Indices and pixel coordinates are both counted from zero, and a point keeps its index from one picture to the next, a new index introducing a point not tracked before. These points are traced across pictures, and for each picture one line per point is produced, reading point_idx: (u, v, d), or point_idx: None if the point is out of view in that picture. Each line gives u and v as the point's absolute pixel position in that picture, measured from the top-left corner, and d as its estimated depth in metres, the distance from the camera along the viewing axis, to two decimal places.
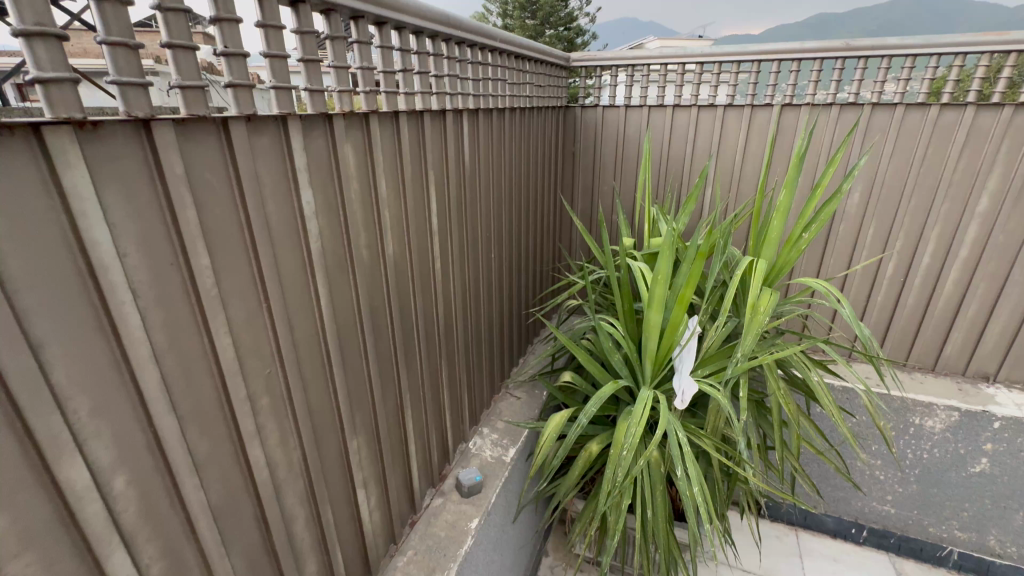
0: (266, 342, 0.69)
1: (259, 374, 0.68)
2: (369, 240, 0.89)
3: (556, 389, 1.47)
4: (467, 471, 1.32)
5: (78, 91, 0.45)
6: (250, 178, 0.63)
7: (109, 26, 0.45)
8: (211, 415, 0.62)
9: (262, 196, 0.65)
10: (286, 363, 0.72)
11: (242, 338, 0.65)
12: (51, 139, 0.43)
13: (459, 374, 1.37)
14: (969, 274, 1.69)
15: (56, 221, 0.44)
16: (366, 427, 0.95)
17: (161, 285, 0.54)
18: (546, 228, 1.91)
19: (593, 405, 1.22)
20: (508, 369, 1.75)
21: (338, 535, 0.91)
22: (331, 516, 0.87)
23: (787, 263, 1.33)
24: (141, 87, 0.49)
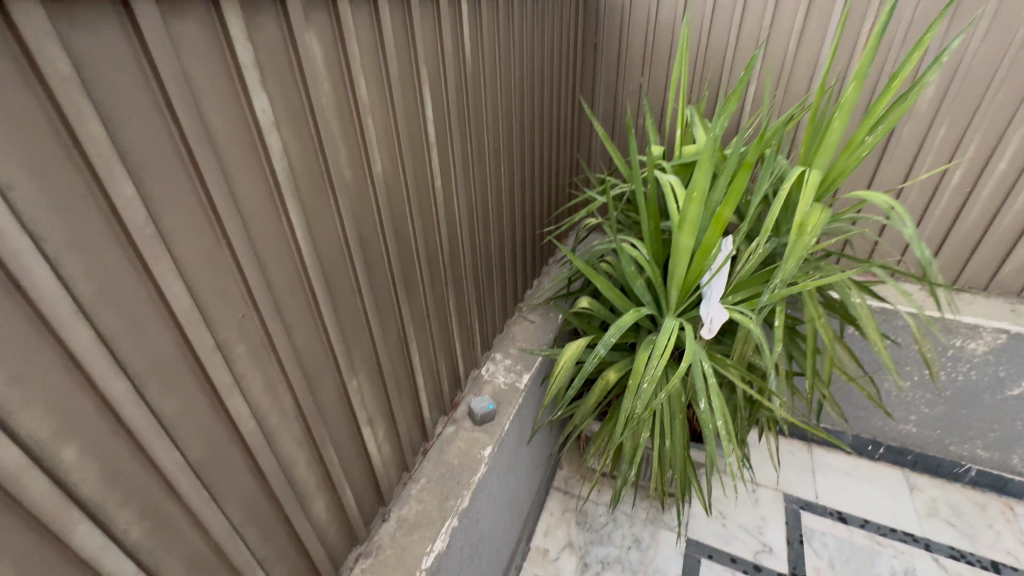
0: (232, 283, 0.59)
1: (228, 321, 0.59)
2: (350, 156, 0.75)
3: (573, 315, 1.38)
4: (479, 400, 1.28)
5: None
6: (177, 79, 0.48)
7: None
8: (174, 371, 0.54)
9: (199, 103, 0.51)
10: (260, 306, 0.63)
11: (199, 282, 0.55)
12: None
13: (468, 302, 1.28)
14: None
15: None
16: (366, 365, 0.88)
17: (71, 223, 0.43)
18: (563, 137, 1.70)
19: (613, 333, 1.12)
20: (521, 292, 1.66)
21: (345, 471, 0.88)
22: (334, 455, 0.83)
23: (843, 173, 1.14)
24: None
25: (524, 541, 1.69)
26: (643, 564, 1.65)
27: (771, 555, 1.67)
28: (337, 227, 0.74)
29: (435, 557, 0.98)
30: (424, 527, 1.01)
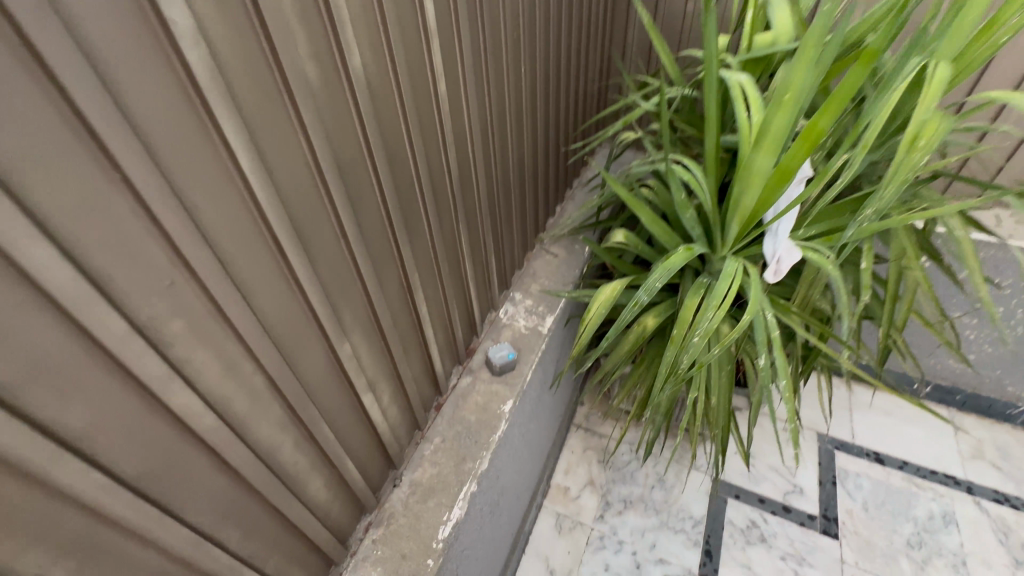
0: (142, 239, 0.41)
1: (147, 292, 0.42)
2: (311, 48, 0.52)
3: (605, 250, 1.18)
4: (498, 348, 1.13)
5: None
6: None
7: None
8: (70, 368, 0.38)
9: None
10: (195, 268, 0.45)
11: (81, 241, 0.37)
12: None
13: (483, 237, 1.09)
14: None
15: None
16: (361, 325, 0.72)
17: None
18: (594, 28, 1.38)
19: (661, 276, 0.93)
20: (543, 221, 1.45)
21: (345, 444, 0.76)
22: (330, 432, 0.70)
23: (972, 67, 0.87)
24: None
25: (544, 480, 1.64)
26: (667, 504, 1.60)
27: (801, 496, 1.60)
28: (298, 149, 0.54)
29: (453, 525, 0.88)
30: (440, 494, 0.91)
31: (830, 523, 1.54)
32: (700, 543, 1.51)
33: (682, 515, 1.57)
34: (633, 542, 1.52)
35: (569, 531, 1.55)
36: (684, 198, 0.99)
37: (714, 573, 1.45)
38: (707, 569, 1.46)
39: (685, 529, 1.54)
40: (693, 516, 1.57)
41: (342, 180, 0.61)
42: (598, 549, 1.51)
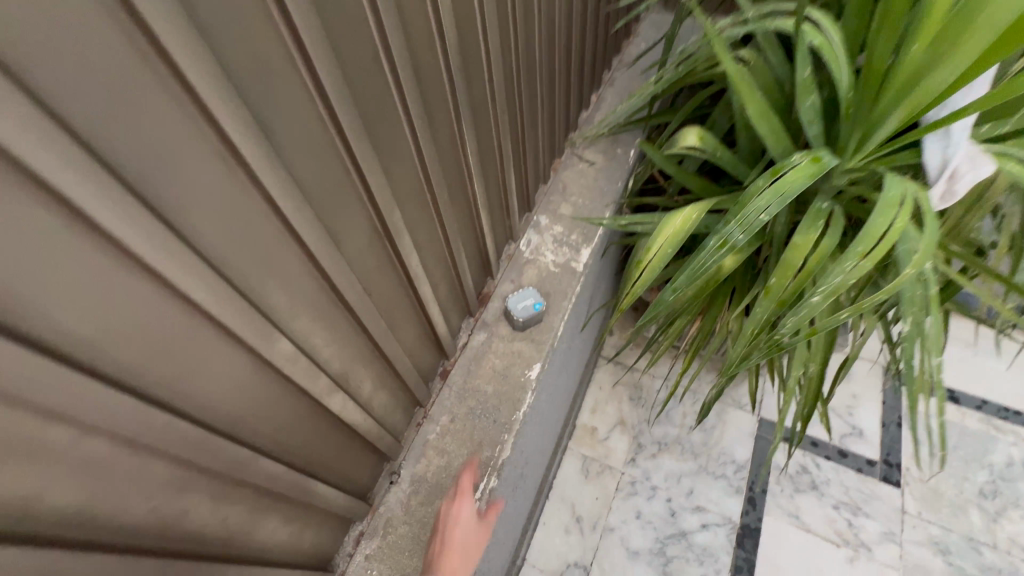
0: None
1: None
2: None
3: (666, 157, 0.85)
4: (521, 296, 0.86)
5: None
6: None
7: None
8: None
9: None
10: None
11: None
12: None
13: (496, 143, 0.76)
14: None
15: None
16: (297, 302, 0.45)
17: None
18: None
19: (773, 203, 0.61)
20: (573, 116, 1.08)
21: (301, 463, 0.52)
22: (267, 463, 0.46)
23: None
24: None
25: (569, 421, 1.46)
26: (707, 447, 1.43)
27: (860, 439, 1.41)
28: None
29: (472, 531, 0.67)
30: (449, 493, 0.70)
31: (892, 469, 1.36)
32: (742, 490, 1.36)
33: (723, 460, 1.41)
34: (667, 488, 1.38)
35: (597, 475, 1.41)
36: (806, 75, 0.64)
37: (757, 522, 1.32)
38: (750, 518, 1.33)
39: (726, 475, 1.39)
40: (736, 460, 1.41)
41: (196, 48, 0.30)
42: (629, 495, 1.38)
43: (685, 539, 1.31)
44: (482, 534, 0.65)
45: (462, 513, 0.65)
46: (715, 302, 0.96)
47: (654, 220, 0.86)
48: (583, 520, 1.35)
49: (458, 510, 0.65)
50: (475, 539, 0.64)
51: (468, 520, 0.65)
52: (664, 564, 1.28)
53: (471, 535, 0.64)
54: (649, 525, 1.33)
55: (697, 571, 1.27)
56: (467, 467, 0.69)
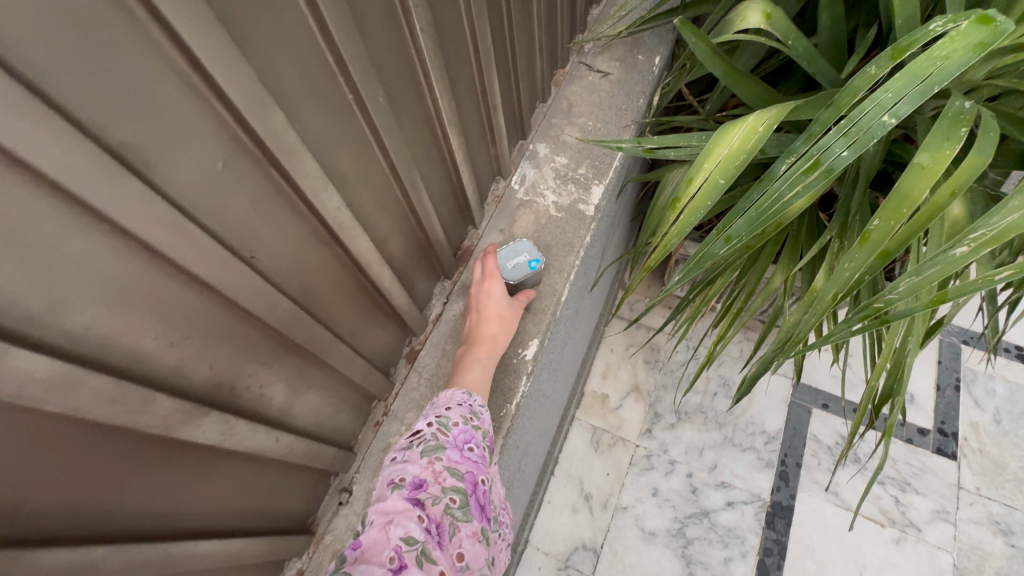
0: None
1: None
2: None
3: (712, 53, 0.60)
4: (511, 250, 0.63)
5: None
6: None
7: None
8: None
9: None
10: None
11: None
12: None
13: (468, 29, 0.52)
14: None
15: None
16: (55, 285, 0.23)
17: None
18: None
19: (912, 94, 0.38)
20: (579, 10, 0.82)
21: (147, 522, 0.33)
22: (48, 552, 0.26)
23: None
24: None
25: (576, 389, 1.29)
26: (733, 416, 1.26)
27: (911, 405, 1.23)
28: None
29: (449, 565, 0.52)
30: None
31: (946, 440, 1.19)
32: (773, 465, 1.20)
33: (752, 430, 1.24)
34: (688, 462, 1.22)
35: (609, 449, 1.25)
36: None
37: (790, 499, 1.17)
38: (782, 495, 1.17)
39: (755, 448, 1.22)
40: (766, 431, 1.24)
41: None
42: (644, 470, 1.22)
43: (707, 519, 1.16)
44: (517, 307, 0.61)
45: (492, 289, 0.61)
46: (763, 251, 0.74)
47: (693, 142, 0.63)
48: (592, 498, 1.20)
49: (487, 287, 0.61)
50: (511, 309, 0.60)
51: (500, 294, 0.60)
52: (684, 546, 1.15)
53: (506, 308, 0.60)
54: (667, 504, 1.19)
55: (720, 555, 1.13)
56: (489, 253, 0.64)
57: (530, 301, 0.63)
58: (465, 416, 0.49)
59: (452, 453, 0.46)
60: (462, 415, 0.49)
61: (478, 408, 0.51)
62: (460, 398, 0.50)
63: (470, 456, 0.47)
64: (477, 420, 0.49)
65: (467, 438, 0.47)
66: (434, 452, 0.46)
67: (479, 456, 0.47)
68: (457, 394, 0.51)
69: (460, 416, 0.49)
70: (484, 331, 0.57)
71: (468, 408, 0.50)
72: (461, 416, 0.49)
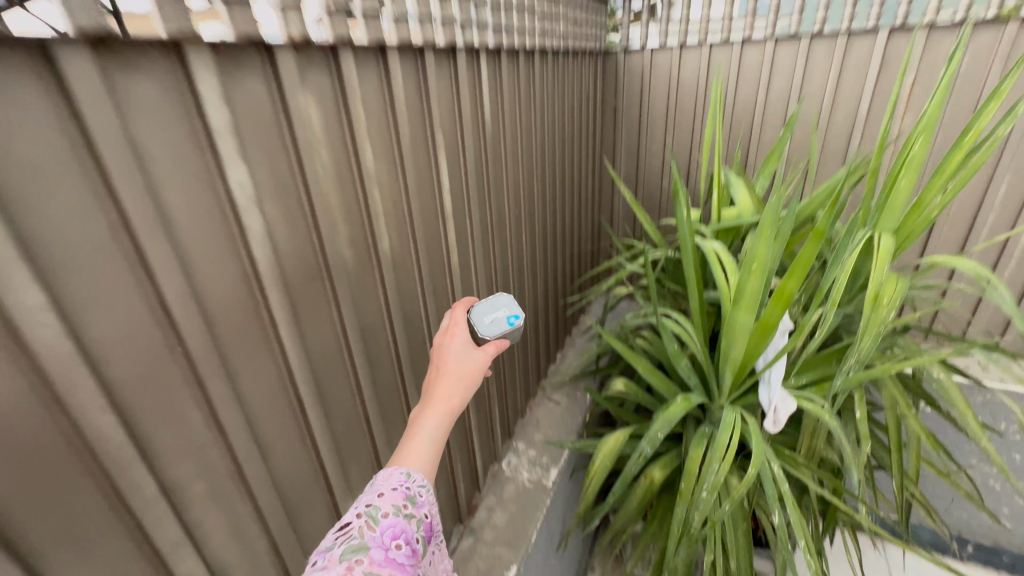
0: (148, 344, 0.41)
1: (145, 390, 0.41)
2: (349, 207, 0.61)
3: (606, 397, 1.20)
4: (490, 306, 0.70)
5: None
6: (100, 39, 0.34)
7: None
8: (30, 457, 0.35)
9: (123, 64, 0.36)
10: (206, 381, 0.46)
11: (95, 330, 0.37)
12: None
13: (488, 387, 1.11)
14: None
15: None
16: (361, 477, 0.71)
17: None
18: (586, 200, 1.57)
19: (664, 425, 0.94)
20: (543, 368, 1.48)
21: None
22: None
23: (913, 237, 1.00)
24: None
25: None
26: None
27: None
28: (330, 329, 0.61)
29: None
30: None
31: None
32: None
33: None
34: None
35: None
36: (677, 350, 1.05)
37: None
38: None
39: None
40: None
41: (364, 350, 0.67)
42: None
43: None
44: (479, 363, 0.63)
45: (454, 347, 0.65)
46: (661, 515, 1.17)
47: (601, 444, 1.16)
48: None
49: (450, 346, 0.65)
50: (471, 366, 0.62)
51: (461, 357, 0.62)
52: None
53: (466, 365, 0.62)
54: None
55: None
56: (460, 311, 0.70)
57: (498, 350, 0.64)
58: (397, 506, 0.47)
59: (375, 554, 0.44)
60: (394, 504, 0.47)
61: (413, 495, 0.49)
62: (398, 479, 0.49)
63: (393, 557, 0.44)
64: (410, 509, 0.48)
65: (394, 534, 0.46)
66: (357, 552, 0.43)
67: (403, 557, 0.45)
68: (395, 475, 0.50)
69: (391, 506, 0.47)
70: (438, 389, 0.58)
71: (402, 494, 0.48)
72: (392, 506, 0.47)
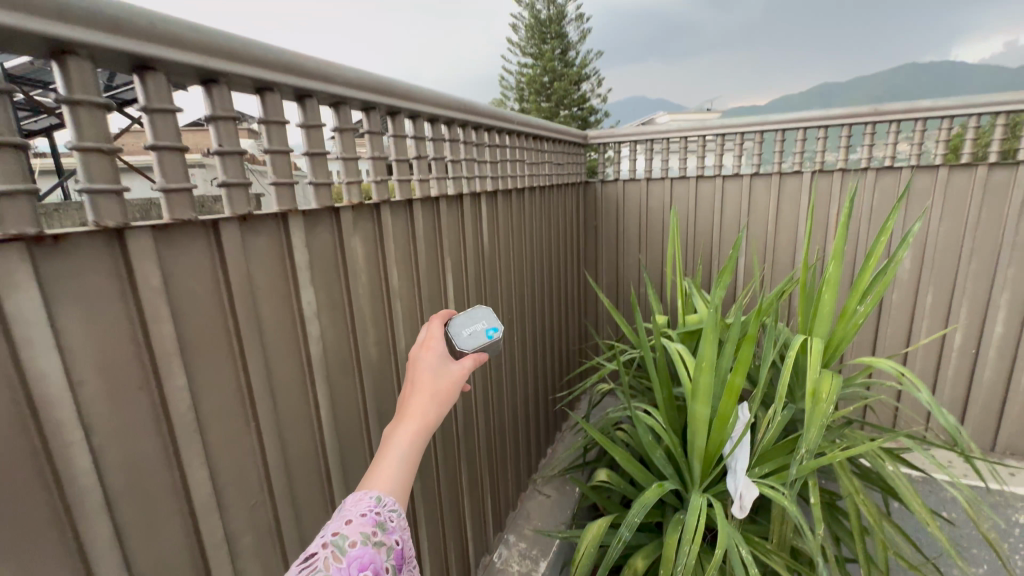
0: (234, 412, 0.56)
1: (224, 449, 0.55)
2: (375, 314, 0.80)
3: (592, 488, 1.29)
4: (468, 319, 0.64)
5: (121, 202, 0.44)
6: (244, 215, 0.56)
7: (92, 174, 0.41)
8: (151, 492, 0.48)
9: (248, 225, 0.57)
10: (265, 447, 0.60)
11: (203, 401, 0.53)
12: (46, 268, 0.40)
13: (483, 476, 1.20)
14: (1009, 358, 1.53)
15: (35, 357, 0.39)
16: None
17: (95, 308, 0.43)
18: (571, 306, 1.78)
19: (640, 509, 1.03)
20: (535, 462, 1.56)
21: None
22: None
23: (844, 340, 1.17)
24: (101, 107, 0.41)
25: None
26: None
27: None
28: (355, 412, 0.76)
29: None
30: None
31: None
32: None
33: None
34: None
35: None
36: (651, 440, 1.17)
37: None
38: None
39: None
40: None
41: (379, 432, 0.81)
42: None
43: None
44: (457, 376, 0.54)
45: (429, 359, 0.55)
46: None
47: None
48: None
49: (424, 358, 0.55)
50: (448, 380, 0.53)
51: (437, 367, 0.54)
52: None
53: (443, 377, 0.53)
54: None
55: None
56: (435, 322, 0.61)
57: (478, 360, 0.56)
58: (366, 534, 0.40)
59: None
60: (361, 532, 0.40)
61: (385, 518, 0.41)
62: (367, 505, 0.42)
63: None
64: (381, 536, 0.41)
65: (362, 565, 0.39)
66: None
67: None
68: (364, 499, 0.42)
69: (359, 534, 0.40)
70: (411, 404, 0.50)
71: (372, 520, 0.41)
72: (361, 534, 0.40)
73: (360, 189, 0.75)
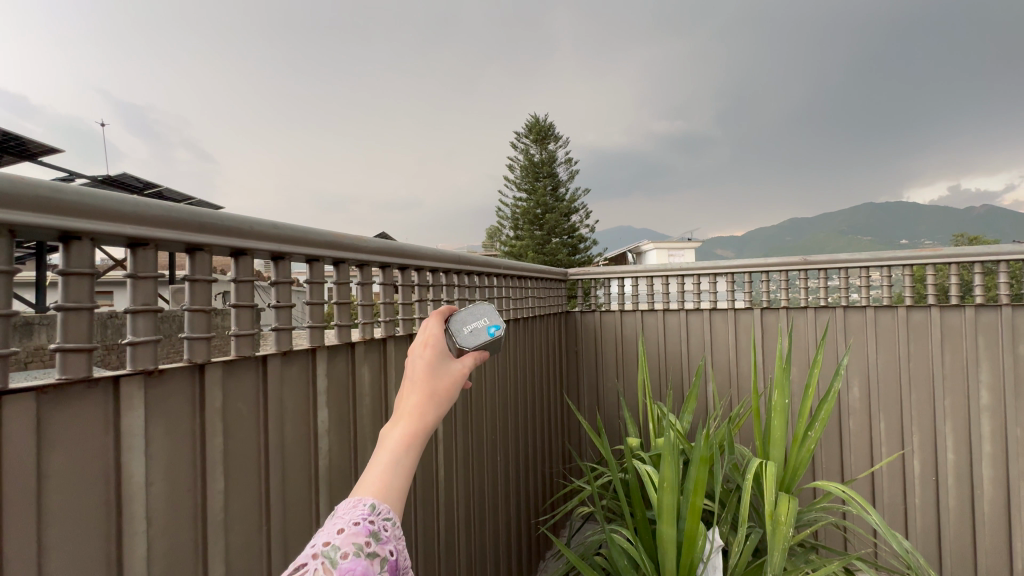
0: (252, 517, 0.67)
1: (238, 551, 0.65)
2: (373, 431, 0.93)
3: None
4: (469, 312, 0.55)
5: (205, 343, 0.62)
6: (285, 351, 0.73)
7: (195, 326, 0.60)
8: None
9: (286, 358, 0.74)
10: (270, 552, 0.69)
11: (231, 504, 0.64)
12: (150, 389, 0.55)
13: None
14: (968, 485, 1.61)
15: (128, 458, 0.53)
16: None
17: (173, 425, 0.58)
18: (554, 429, 1.87)
19: None
20: None
21: None
22: None
23: (800, 466, 1.28)
24: (208, 281, 0.61)
25: None
26: None
27: None
28: None
29: None
30: None
31: None
32: None
33: None
34: None
35: None
36: (626, 564, 1.20)
37: None
38: None
39: None
40: None
41: None
42: None
43: None
44: (458, 376, 0.48)
45: (426, 358, 0.48)
46: None
47: None
48: None
49: (420, 355, 0.48)
50: (446, 380, 0.47)
51: (436, 365, 0.48)
52: None
53: (442, 376, 0.47)
54: None
55: None
56: (432, 315, 0.53)
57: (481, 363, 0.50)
58: (359, 545, 0.35)
59: None
60: (354, 542, 0.35)
61: (377, 524, 0.36)
62: (361, 512, 0.36)
63: None
64: (374, 547, 0.35)
65: None
66: None
67: None
68: (357, 507, 0.37)
69: (351, 545, 0.34)
70: (407, 405, 0.43)
71: (365, 529, 0.35)
72: (353, 544, 0.34)
73: (372, 328, 0.94)
